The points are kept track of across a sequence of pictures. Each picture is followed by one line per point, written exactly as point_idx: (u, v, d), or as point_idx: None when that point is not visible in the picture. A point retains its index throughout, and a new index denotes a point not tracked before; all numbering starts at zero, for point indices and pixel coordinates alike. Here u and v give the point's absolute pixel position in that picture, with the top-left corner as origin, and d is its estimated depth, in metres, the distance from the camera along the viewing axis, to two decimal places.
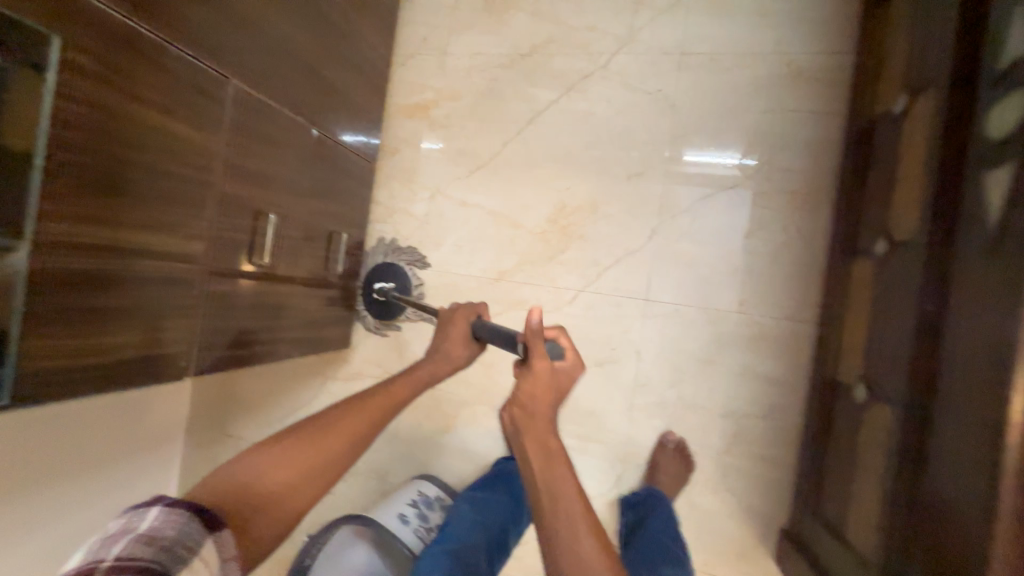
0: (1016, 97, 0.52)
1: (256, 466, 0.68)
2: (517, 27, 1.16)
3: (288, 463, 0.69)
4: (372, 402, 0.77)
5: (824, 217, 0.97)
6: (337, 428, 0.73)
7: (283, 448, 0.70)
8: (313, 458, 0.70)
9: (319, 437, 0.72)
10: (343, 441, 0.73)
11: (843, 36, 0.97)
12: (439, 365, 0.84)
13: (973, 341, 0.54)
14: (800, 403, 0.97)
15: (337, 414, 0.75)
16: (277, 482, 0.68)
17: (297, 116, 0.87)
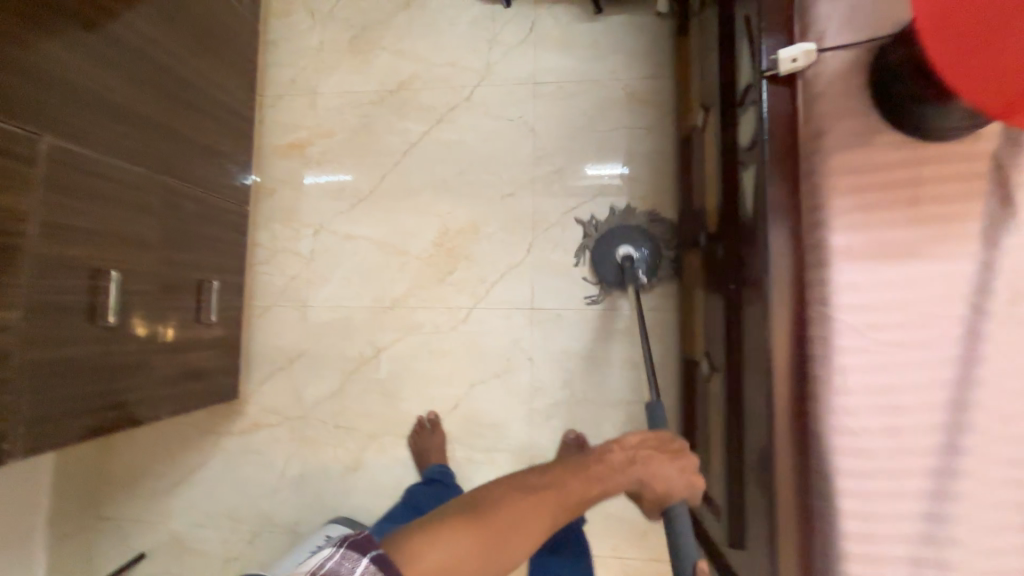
0: (749, 112, 0.64)
1: (448, 555, 0.51)
2: (383, 65, 1.22)
3: (474, 545, 0.52)
4: (569, 486, 0.58)
5: (669, 217, 1.11)
6: (527, 509, 0.55)
7: (473, 528, 0.53)
8: (483, 544, 0.52)
9: (510, 517, 0.54)
10: (526, 533, 0.54)
11: (664, 64, 1.13)
12: (636, 473, 0.61)
13: (752, 312, 0.65)
14: (674, 386, 1.07)
15: (508, 496, 0.56)
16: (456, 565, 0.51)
17: (138, 166, 0.84)
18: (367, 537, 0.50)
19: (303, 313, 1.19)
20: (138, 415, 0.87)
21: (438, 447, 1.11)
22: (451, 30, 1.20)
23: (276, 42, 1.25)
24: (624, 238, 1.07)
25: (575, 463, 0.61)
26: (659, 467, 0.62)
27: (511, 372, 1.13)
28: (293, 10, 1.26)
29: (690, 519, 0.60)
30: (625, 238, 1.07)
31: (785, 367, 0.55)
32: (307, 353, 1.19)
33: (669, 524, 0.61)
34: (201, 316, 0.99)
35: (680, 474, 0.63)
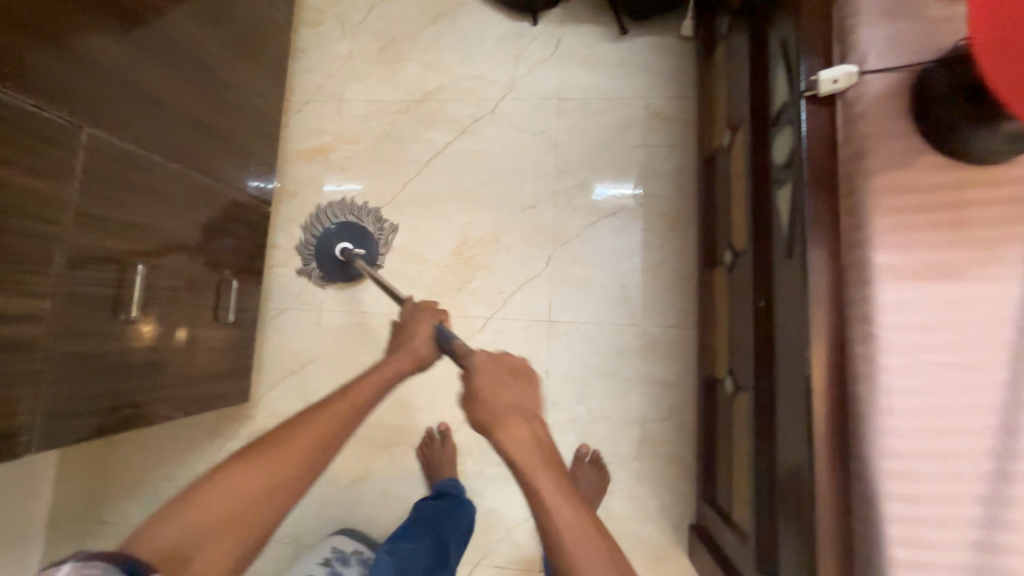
0: (786, 130, 0.65)
1: (188, 518, 0.54)
2: (411, 75, 1.24)
3: (242, 494, 0.56)
4: (330, 411, 0.63)
5: (690, 235, 1.11)
6: (278, 461, 0.59)
7: (214, 493, 0.56)
8: (251, 493, 0.57)
9: (258, 462, 0.58)
10: (295, 459, 0.60)
11: (687, 85, 1.16)
12: (399, 358, 0.72)
13: (787, 328, 0.64)
14: (692, 404, 1.06)
15: (286, 435, 0.61)
16: (256, 499, 0.57)
17: (173, 163, 0.85)
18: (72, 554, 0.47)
19: (318, 317, 1.18)
20: (153, 412, 0.85)
21: (450, 459, 1.08)
22: (478, 45, 1.23)
23: (305, 50, 1.28)
24: (349, 231, 1.12)
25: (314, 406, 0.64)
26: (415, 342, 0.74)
27: None
28: (324, 20, 1.29)
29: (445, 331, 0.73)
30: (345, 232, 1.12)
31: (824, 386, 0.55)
32: (320, 357, 1.17)
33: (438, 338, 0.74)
34: (219, 315, 0.97)
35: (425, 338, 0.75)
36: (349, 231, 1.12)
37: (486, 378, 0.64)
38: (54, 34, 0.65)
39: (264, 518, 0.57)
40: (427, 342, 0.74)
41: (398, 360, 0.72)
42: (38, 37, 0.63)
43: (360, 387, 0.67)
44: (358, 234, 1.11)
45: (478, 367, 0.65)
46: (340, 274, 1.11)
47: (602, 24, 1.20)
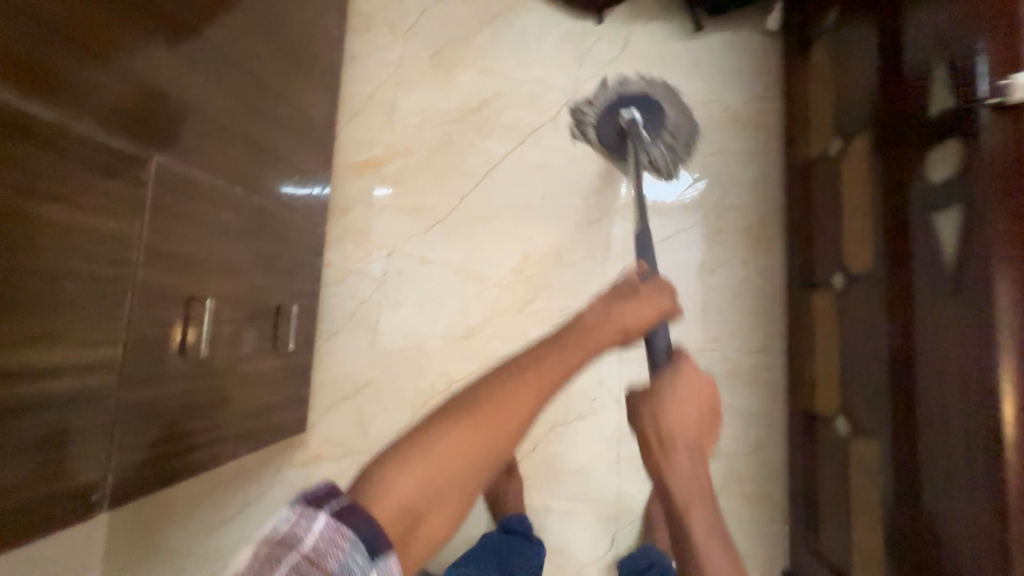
0: (951, 144, 0.55)
1: (403, 479, 0.42)
2: (466, 81, 1.17)
3: (454, 440, 0.44)
4: (548, 374, 0.48)
5: (776, 251, 1.01)
6: (518, 390, 0.47)
7: (433, 459, 0.43)
8: (500, 412, 0.46)
9: (483, 418, 0.45)
10: (498, 422, 0.45)
11: (770, 85, 1.05)
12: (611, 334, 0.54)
13: (949, 378, 0.55)
14: (782, 437, 0.97)
15: (501, 379, 0.47)
16: (456, 467, 0.43)
17: (234, 186, 0.81)
18: (326, 492, 0.41)
19: (373, 338, 1.13)
20: (215, 453, 0.81)
21: (517, 493, 1.02)
22: (538, 46, 1.15)
23: (354, 57, 1.22)
24: (635, 98, 0.95)
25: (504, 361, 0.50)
26: (645, 307, 0.59)
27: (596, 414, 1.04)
28: (373, 25, 1.22)
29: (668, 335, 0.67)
30: (626, 99, 0.94)
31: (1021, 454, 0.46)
32: (375, 380, 1.12)
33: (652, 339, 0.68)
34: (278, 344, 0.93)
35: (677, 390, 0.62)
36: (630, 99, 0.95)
37: (685, 388, 0.61)
38: (119, 53, 0.60)
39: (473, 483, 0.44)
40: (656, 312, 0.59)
41: (640, 309, 0.58)
42: (100, 56, 0.58)
43: (587, 316, 0.55)
44: (643, 104, 0.94)
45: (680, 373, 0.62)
46: (614, 144, 0.99)
47: (673, 20, 1.10)
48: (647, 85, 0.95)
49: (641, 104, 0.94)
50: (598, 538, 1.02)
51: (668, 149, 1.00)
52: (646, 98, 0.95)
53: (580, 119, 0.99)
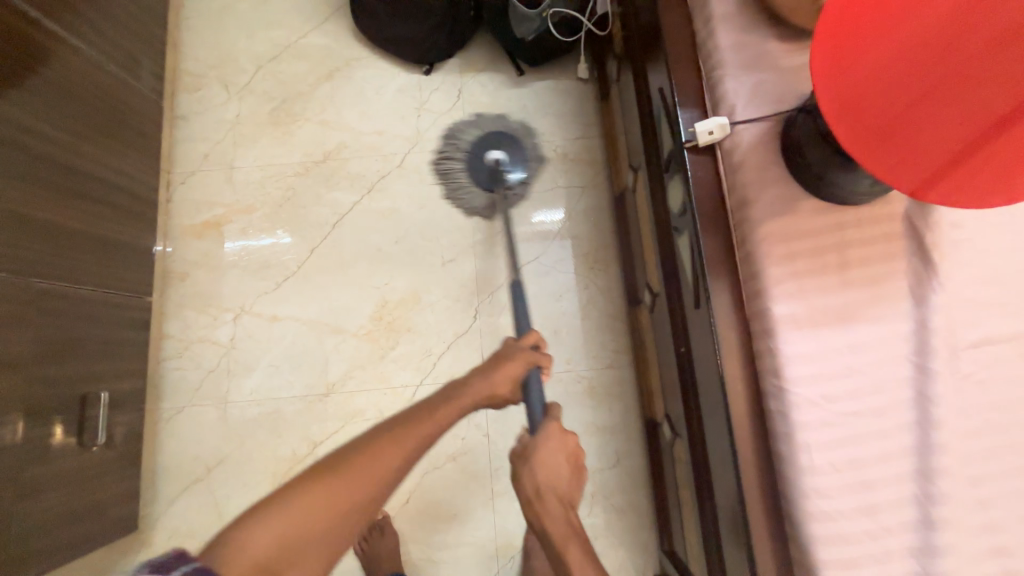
0: (676, 178, 0.65)
1: (293, 513, 0.50)
2: (308, 136, 1.17)
3: (346, 484, 0.54)
4: (411, 436, 0.59)
5: (614, 272, 1.10)
6: (375, 458, 0.56)
7: (328, 480, 0.54)
8: (382, 469, 0.56)
9: (345, 478, 0.54)
10: (383, 469, 0.56)
11: (591, 124, 1.17)
12: (479, 391, 0.70)
13: (707, 381, 0.61)
14: (638, 447, 1.03)
15: (405, 423, 0.61)
16: (342, 510, 0.53)
17: (17, 279, 0.77)
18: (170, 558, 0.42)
19: (223, 410, 1.05)
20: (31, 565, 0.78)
21: (389, 553, 0.97)
22: (378, 99, 1.19)
23: (186, 116, 1.18)
24: (503, 144, 1.10)
25: (419, 410, 0.64)
26: (512, 366, 0.73)
27: (468, 453, 1.03)
28: (205, 84, 1.19)
29: (541, 386, 0.72)
30: (495, 142, 1.10)
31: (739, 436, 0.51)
32: (229, 456, 1.03)
33: (524, 390, 0.73)
34: (84, 441, 0.87)
35: (512, 381, 0.73)
36: (490, 142, 1.10)
37: (555, 454, 0.68)
38: None
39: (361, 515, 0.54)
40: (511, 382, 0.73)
41: (489, 387, 0.71)
42: None
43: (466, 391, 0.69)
44: (511, 148, 1.10)
45: (548, 438, 0.68)
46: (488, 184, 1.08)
47: (500, 71, 1.20)
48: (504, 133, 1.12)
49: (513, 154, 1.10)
50: None
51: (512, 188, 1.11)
52: (492, 140, 1.10)
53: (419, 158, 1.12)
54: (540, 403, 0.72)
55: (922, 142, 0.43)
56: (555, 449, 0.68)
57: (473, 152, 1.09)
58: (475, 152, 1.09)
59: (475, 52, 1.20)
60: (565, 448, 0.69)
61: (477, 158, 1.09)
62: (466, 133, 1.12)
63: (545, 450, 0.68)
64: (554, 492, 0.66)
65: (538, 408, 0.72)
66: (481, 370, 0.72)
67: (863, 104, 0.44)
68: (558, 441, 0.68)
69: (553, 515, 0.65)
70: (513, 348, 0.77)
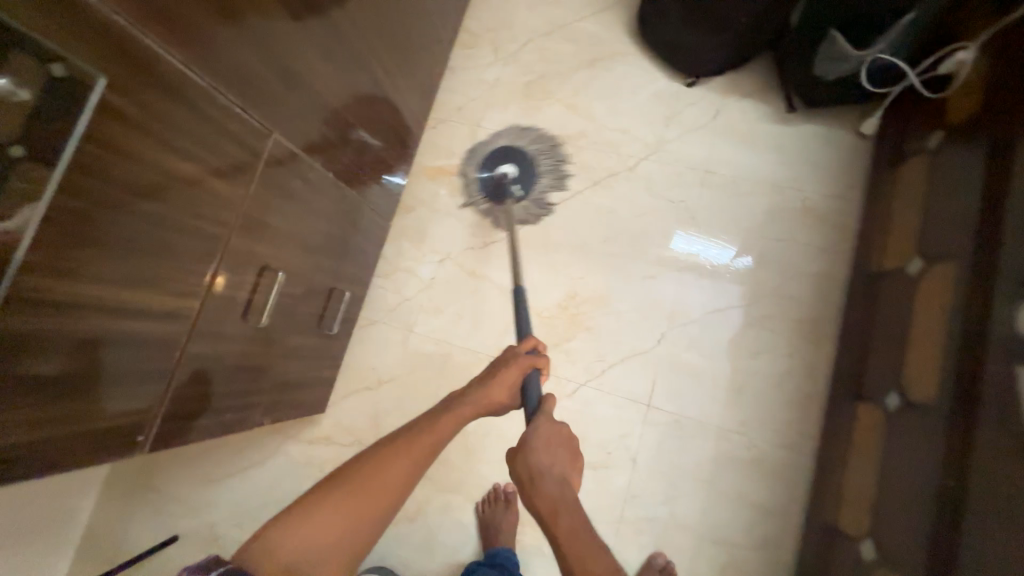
0: None
1: (309, 526, 0.61)
2: (553, 116, 1.21)
3: (348, 507, 0.63)
4: (394, 462, 0.67)
5: (826, 350, 1.00)
6: (375, 479, 0.65)
7: (332, 501, 0.63)
8: (383, 490, 0.65)
9: (359, 488, 0.65)
10: (385, 493, 0.65)
11: (854, 186, 1.05)
12: (479, 397, 0.72)
13: (1004, 538, 0.53)
14: (793, 543, 0.93)
15: (384, 451, 0.68)
16: (347, 526, 0.62)
17: (324, 170, 0.85)
18: (209, 562, 0.52)
19: (405, 337, 1.16)
20: (253, 420, 0.85)
21: (509, 527, 1.00)
22: (630, 98, 1.18)
23: (453, 69, 1.28)
24: (515, 158, 1.17)
25: (406, 432, 0.71)
26: (507, 375, 0.72)
27: (608, 468, 1.02)
28: (477, 44, 1.28)
29: (535, 386, 0.70)
30: (514, 158, 1.17)
31: None
32: (399, 378, 1.14)
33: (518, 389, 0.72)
34: (323, 324, 0.97)
35: (510, 385, 0.72)
36: (512, 153, 1.18)
37: (543, 437, 0.64)
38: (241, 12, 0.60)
39: (364, 535, 0.63)
40: (507, 393, 0.72)
41: (487, 397, 0.72)
42: (230, 17, 0.59)
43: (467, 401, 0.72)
44: (523, 165, 1.16)
45: (536, 425, 0.65)
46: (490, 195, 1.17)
47: (767, 102, 1.12)
48: (521, 148, 1.18)
49: (525, 171, 1.16)
50: None
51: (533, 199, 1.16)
52: (519, 153, 1.16)
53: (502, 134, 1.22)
54: (537, 394, 0.70)
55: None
56: (547, 442, 0.63)
57: (489, 160, 1.19)
58: (489, 160, 1.19)
59: (747, 77, 1.14)
60: (555, 430, 0.64)
61: (493, 167, 1.18)
62: (496, 140, 1.21)
63: (533, 435, 0.64)
64: (546, 475, 0.61)
65: (532, 398, 0.70)
66: (477, 377, 0.75)
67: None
68: (554, 430, 0.65)
69: (545, 495, 0.59)
70: (510, 355, 0.75)
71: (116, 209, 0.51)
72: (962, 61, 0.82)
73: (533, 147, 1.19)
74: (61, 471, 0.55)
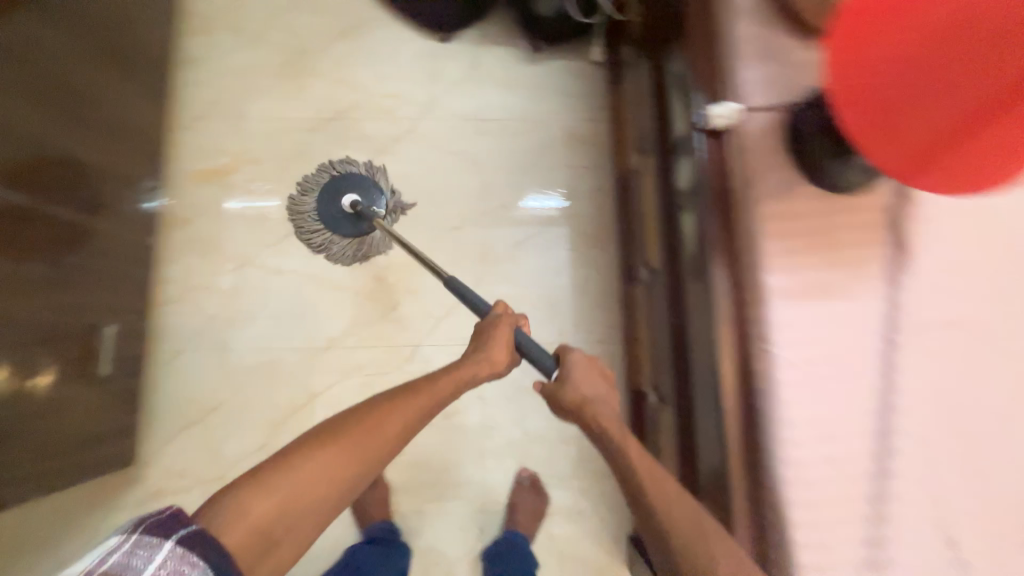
0: (688, 159, 0.69)
1: (301, 478, 0.58)
2: (321, 93, 1.17)
3: (337, 460, 0.60)
4: (393, 414, 0.65)
5: (612, 251, 1.15)
6: (368, 429, 0.63)
7: (281, 475, 0.57)
8: (386, 431, 0.63)
9: (347, 440, 0.61)
10: (376, 440, 0.63)
11: (602, 107, 1.20)
12: (475, 364, 0.72)
13: (698, 345, 0.68)
14: (624, 417, 1.09)
15: (375, 404, 0.66)
16: (343, 475, 0.60)
17: (40, 205, 0.78)
18: (169, 517, 0.51)
19: (222, 357, 1.06)
20: (27, 487, 0.78)
21: (379, 502, 1.01)
22: (393, 62, 1.19)
23: (195, 60, 1.16)
24: (351, 187, 1.05)
25: (388, 394, 0.68)
26: (497, 346, 0.73)
27: (460, 413, 1.08)
28: (216, 29, 1.17)
29: (529, 338, 0.76)
30: (352, 186, 1.05)
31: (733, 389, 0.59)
32: (226, 402, 1.05)
33: (519, 348, 0.76)
34: (90, 370, 0.88)
35: (507, 348, 0.74)
36: (348, 181, 1.05)
37: (584, 374, 0.71)
38: None
39: (340, 491, 0.59)
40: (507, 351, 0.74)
41: (483, 366, 0.72)
42: None
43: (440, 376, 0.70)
44: (363, 189, 1.05)
45: (574, 362, 0.72)
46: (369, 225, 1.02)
47: (516, 46, 1.21)
48: (353, 173, 1.06)
49: (369, 194, 1.06)
50: (468, 534, 1.04)
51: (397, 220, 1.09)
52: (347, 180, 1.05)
53: (310, 184, 1.04)
54: (548, 355, 0.74)
55: (931, 117, 0.50)
56: (602, 377, 0.73)
57: (325, 189, 1.03)
58: (326, 190, 1.03)
59: (493, 25, 1.21)
60: (596, 368, 0.73)
61: (326, 209, 1.03)
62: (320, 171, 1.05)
63: (578, 380, 0.70)
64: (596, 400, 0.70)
65: (549, 362, 0.73)
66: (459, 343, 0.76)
67: (875, 84, 0.51)
68: (588, 371, 0.72)
69: (605, 407, 0.69)
70: (486, 324, 0.76)
71: None
72: None
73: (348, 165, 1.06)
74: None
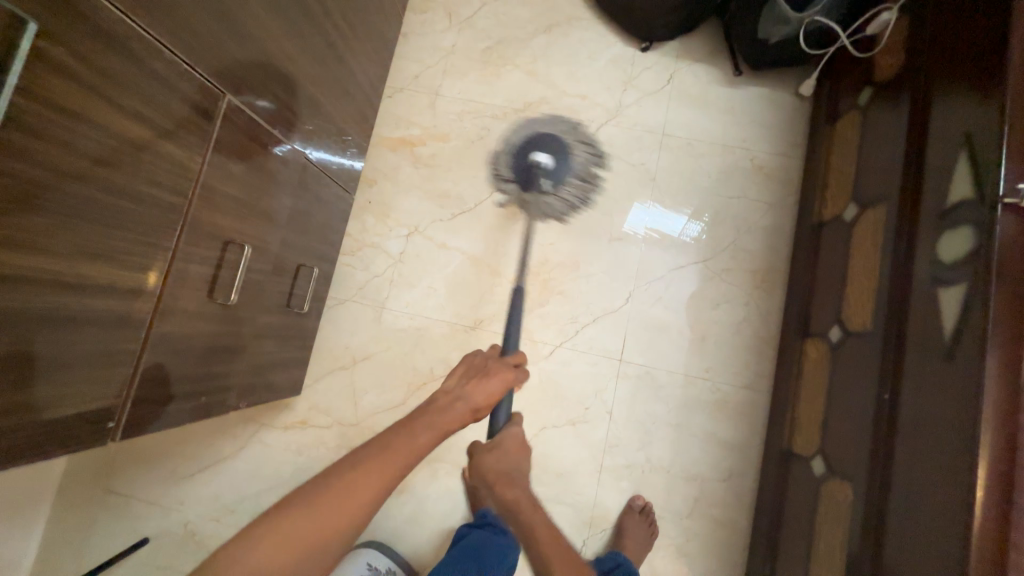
0: (963, 230, 0.62)
1: (283, 530, 0.53)
2: (513, 83, 1.20)
3: (320, 515, 0.54)
4: (386, 464, 0.59)
5: (778, 297, 1.08)
6: (369, 475, 0.58)
7: (274, 527, 0.53)
8: (375, 487, 0.58)
9: (339, 490, 0.56)
10: (370, 490, 0.57)
11: (796, 144, 1.13)
12: (464, 409, 0.71)
13: (929, 433, 0.62)
14: (756, 472, 1.03)
15: (352, 457, 0.59)
16: (330, 531, 0.54)
17: (299, 148, 0.84)
18: None
19: (378, 314, 1.14)
20: (230, 403, 0.83)
21: None
22: (589, 63, 1.19)
23: (407, 35, 1.23)
24: (552, 147, 1.15)
25: (381, 440, 0.62)
26: (489, 385, 0.76)
27: (586, 422, 1.07)
28: (431, 9, 1.24)
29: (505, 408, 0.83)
30: (547, 144, 1.15)
31: (989, 494, 0.52)
32: (375, 356, 1.12)
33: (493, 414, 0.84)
34: (294, 304, 0.93)
35: (487, 392, 0.75)
36: (552, 142, 1.16)
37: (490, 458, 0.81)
38: None
39: (331, 551, 0.54)
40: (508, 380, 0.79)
41: (467, 405, 0.71)
42: None
43: (442, 400, 0.70)
44: (557, 152, 1.15)
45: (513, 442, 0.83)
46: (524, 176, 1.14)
47: (717, 66, 1.17)
48: (565, 144, 1.15)
49: (558, 156, 1.15)
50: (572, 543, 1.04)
51: (574, 192, 1.14)
52: (557, 141, 1.15)
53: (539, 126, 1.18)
54: (504, 411, 0.84)
55: None
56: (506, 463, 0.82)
57: (530, 141, 1.16)
58: (540, 142, 1.16)
59: (697, 41, 1.18)
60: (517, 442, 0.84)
61: (523, 154, 1.16)
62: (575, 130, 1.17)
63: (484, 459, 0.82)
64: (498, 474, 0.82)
65: (501, 416, 0.84)
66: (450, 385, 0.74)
67: None
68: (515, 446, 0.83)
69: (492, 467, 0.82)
70: (474, 362, 0.80)
71: (75, 177, 0.49)
72: (885, 22, 0.89)
73: (572, 137, 1.16)
74: (32, 457, 0.53)
